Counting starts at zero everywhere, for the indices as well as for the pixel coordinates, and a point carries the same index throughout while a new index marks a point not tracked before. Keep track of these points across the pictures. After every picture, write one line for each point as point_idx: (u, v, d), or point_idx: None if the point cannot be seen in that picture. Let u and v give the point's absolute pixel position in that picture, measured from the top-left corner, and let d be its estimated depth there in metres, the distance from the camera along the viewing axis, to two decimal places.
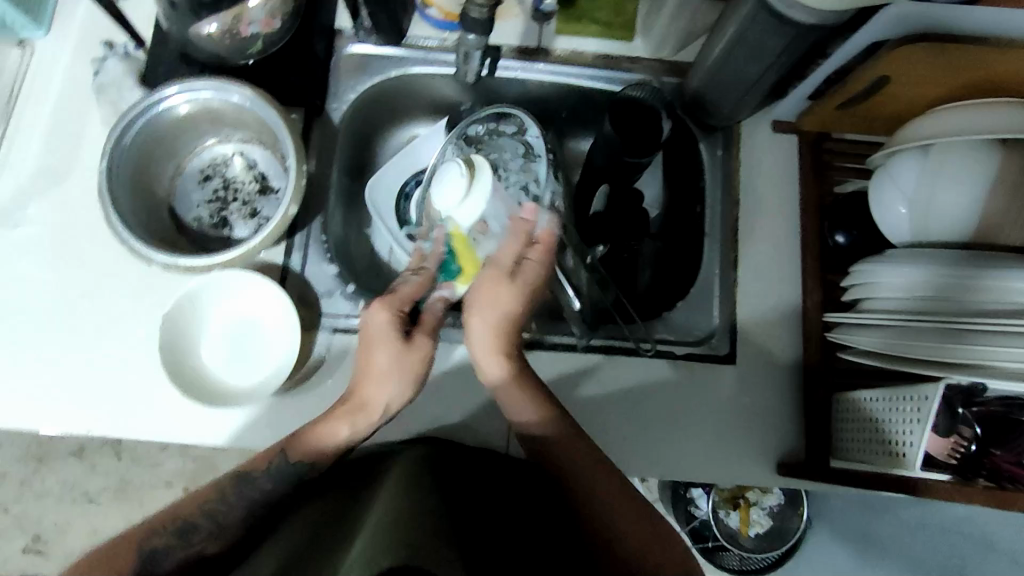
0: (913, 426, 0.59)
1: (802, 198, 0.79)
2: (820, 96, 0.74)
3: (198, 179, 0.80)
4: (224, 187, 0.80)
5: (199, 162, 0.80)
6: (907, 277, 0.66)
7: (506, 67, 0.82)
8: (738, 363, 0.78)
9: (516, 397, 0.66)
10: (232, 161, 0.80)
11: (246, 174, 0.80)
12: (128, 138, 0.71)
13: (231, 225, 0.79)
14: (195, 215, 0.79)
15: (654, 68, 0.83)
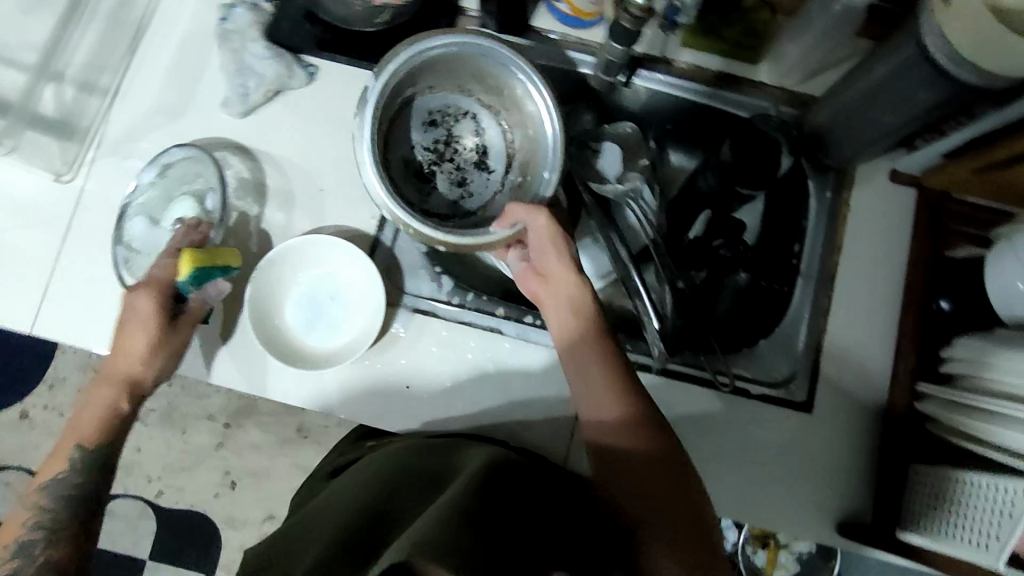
0: (1003, 519, 0.56)
1: (911, 255, 0.76)
2: (955, 155, 0.70)
3: (423, 120, 0.81)
4: (446, 140, 0.82)
5: (430, 104, 0.80)
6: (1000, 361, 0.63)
7: (647, 78, 0.80)
8: (815, 412, 0.75)
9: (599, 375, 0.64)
10: (465, 120, 0.81)
11: (471, 139, 0.82)
12: (375, 91, 0.66)
13: (434, 180, 0.81)
14: (401, 153, 0.80)
15: (776, 96, 0.80)
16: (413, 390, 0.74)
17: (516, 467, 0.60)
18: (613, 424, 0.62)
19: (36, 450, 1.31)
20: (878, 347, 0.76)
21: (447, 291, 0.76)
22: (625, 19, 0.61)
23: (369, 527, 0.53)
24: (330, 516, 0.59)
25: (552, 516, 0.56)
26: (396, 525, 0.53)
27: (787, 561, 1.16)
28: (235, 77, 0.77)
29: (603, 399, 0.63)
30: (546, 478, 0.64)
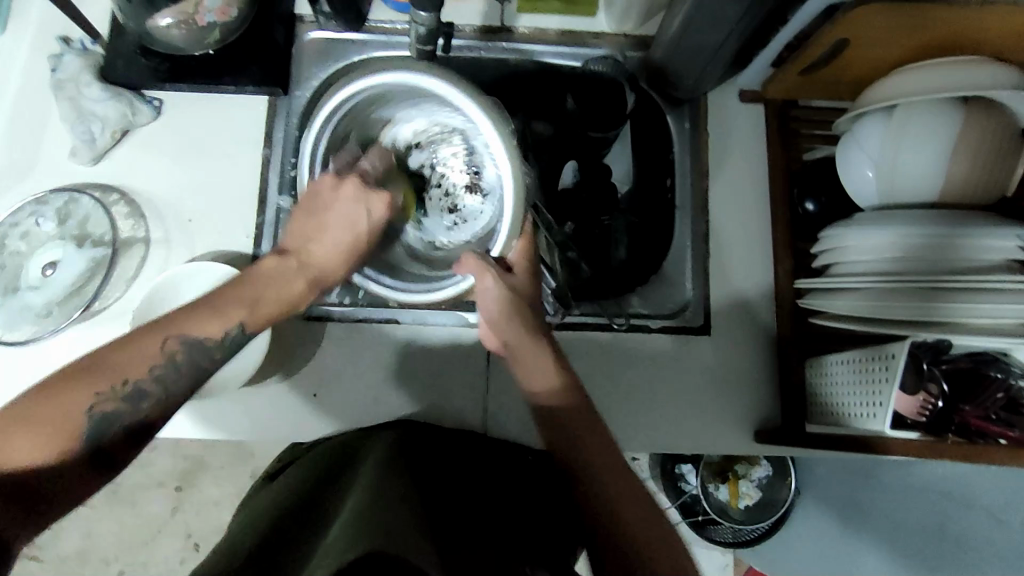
0: (882, 386, 0.59)
1: (770, 167, 0.79)
2: (783, 62, 0.73)
3: (411, 142, 0.72)
4: (432, 162, 0.74)
5: (416, 125, 0.71)
6: (873, 240, 0.66)
7: (464, 48, 0.81)
8: (715, 333, 0.78)
9: (532, 361, 0.62)
10: (452, 141, 0.72)
11: (457, 160, 0.73)
12: (330, 131, 0.63)
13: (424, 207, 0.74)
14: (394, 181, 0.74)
15: (618, 43, 0.82)
16: (321, 396, 0.74)
17: (415, 451, 0.59)
18: (559, 405, 0.61)
19: None
20: (758, 258, 0.79)
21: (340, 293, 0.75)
22: None
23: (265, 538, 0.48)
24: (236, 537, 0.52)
25: (472, 510, 0.53)
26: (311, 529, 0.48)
27: (748, 490, 1.16)
28: (76, 125, 0.74)
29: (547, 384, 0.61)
30: (450, 457, 0.62)
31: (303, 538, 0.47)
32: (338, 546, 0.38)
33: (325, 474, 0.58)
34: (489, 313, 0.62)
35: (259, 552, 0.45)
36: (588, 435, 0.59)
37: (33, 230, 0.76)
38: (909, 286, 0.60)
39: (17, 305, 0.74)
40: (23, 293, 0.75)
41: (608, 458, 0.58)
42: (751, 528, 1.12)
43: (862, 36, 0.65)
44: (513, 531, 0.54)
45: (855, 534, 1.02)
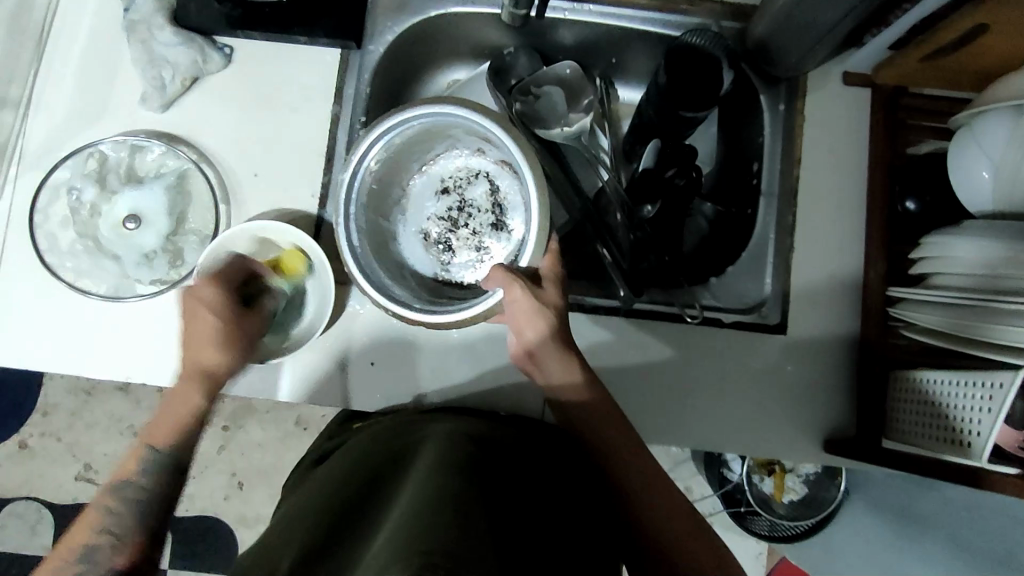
0: (982, 416, 0.55)
1: (871, 159, 0.73)
2: (903, 45, 0.66)
3: (434, 190, 0.73)
4: (459, 206, 0.73)
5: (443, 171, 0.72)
6: (982, 254, 0.60)
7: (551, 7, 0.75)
8: (789, 333, 0.74)
9: (557, 361, 0.63)
10: (478, 182, 0.72)
11: (486, 201, 0.72)
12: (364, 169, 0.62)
13: (451, 253, 0.72)
14: (421, 228, 0.73)
15: (716, 12, 0.76)
16: (379, 365, 0.73)
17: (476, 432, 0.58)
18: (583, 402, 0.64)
19: (43, 478, 1.21)
20: (845, 256, 0.74)
21: None
22: None
23: (327, 535, 0.47)
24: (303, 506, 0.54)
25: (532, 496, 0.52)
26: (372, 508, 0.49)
27: (794, 485, 1.15)
28: (147, 70, 0.73)
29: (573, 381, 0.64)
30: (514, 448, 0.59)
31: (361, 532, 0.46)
32: (386, 556, 0.37)
33: (385, 458, 0.57)
34: (519, 327, 0.62)
35: (317, 553, 0.45)
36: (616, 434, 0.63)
37: (101, 208, 0.75)
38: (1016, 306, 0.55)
39: (122, 278, 0.74)
40: (123, 262, 0.74)
41: (641, 457, 0.63)
42: (790, 524, 1.11)
43: (1004, 22, 0.57)
44: (571, 535, 0.52)
45: (903, 547, 0.99)
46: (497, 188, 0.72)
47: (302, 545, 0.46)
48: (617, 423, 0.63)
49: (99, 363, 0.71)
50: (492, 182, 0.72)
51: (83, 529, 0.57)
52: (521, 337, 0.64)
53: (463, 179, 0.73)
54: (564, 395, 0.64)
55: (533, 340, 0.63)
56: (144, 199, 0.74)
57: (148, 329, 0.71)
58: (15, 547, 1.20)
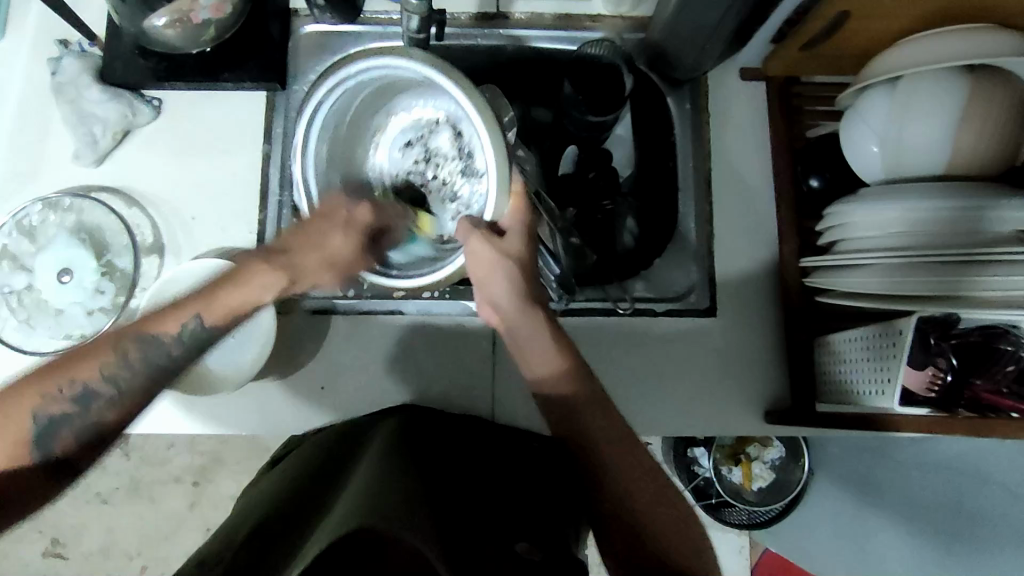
0: (890, 361, 0.59)
1: (772, 144, 0.79)
2: (784, 38, 0.73)
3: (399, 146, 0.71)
4: (426, 157, 0.70)
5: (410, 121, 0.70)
6: (871, 215, 0.65)
7: (459, 35, 0.80)
8: (721, 314, 0.77)
9: (539, 332, 0.58)
10: (440, 129, 0.69)
11: (451, 145, 0.69)
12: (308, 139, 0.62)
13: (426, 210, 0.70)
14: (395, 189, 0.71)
15: (616, 25, 0.81)
16: (331, 388, 0.75)
17: (418, 433, 0.60)
18: (568, 394, 0.59)
19: (7, 558, 1.16)
20: (764, 235, 0.79)
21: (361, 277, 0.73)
22: None
23: (270, 513, 0.49)
24: (242, 513, 0.54)
25: (471, 491, 0.54)
26: (318, 502, 0.50)
27: (761, 472, 1.16)
28: (77, 127, 0.75)
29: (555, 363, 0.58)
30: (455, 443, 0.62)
31: (309, 516, 0.48)
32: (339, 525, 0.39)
33: (332, 454, 0.59)
34: (485, 291, 0.57)
35: (264, 529, 0.47)
36: (605, 431, 0.58)
37: (33, 287, 0.75)
38: (904, 260, 0.60)
39: (82, 319, 0.75)
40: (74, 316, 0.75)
41: (630, 456, 0.58)
42: (762, 509, 1.14)
43: (863, 7, 0.64)
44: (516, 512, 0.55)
45: (867, 515, 1.01)
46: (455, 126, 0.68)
47: (252, 527, 0.48)
48: (608, 412, 0.59)
49: None
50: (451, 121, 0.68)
51: (82, 362, 0.53)
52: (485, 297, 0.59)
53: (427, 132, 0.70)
54: (550, 378, 0.59)
55: (504, 298, 0.57)
56: (74, 252, 0.75)
57: None
58: None
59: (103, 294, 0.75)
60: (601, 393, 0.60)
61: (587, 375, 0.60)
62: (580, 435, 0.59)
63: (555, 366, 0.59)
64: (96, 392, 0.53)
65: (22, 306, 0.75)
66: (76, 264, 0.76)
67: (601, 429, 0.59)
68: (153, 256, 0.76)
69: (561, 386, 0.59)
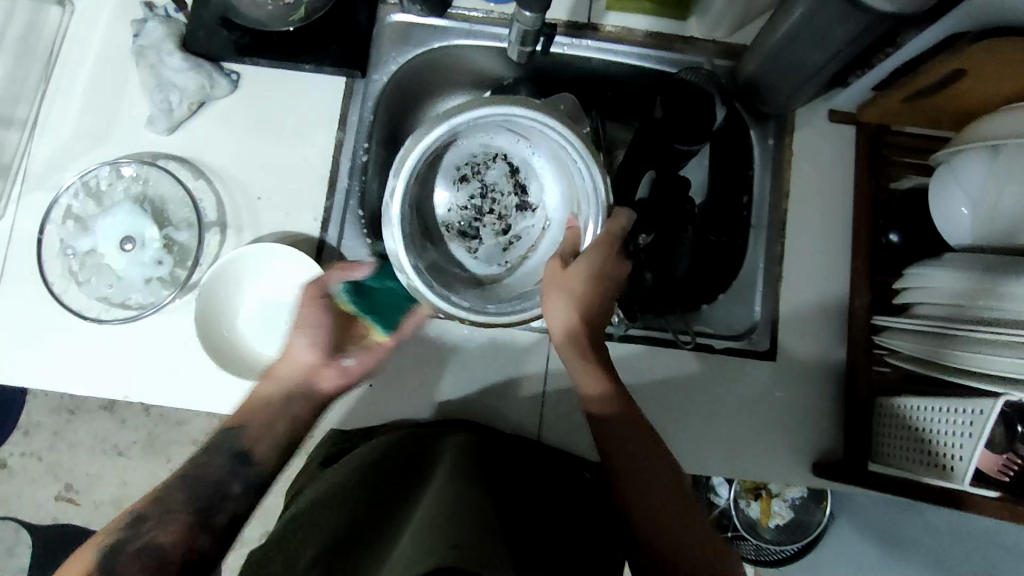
0: (964, 440, 0.58)
1: (854, 192, 0.77)
2: (886, 87, 0.70)
3: (455, 177, 0.76)
4: (482, 193, 0.77)
5: (457, 159, 0.75)
6: (950, 285, 0.64)
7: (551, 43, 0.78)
8: (779, 359, 0.76)
9: (589, 373, 0.61)
10: (495, 165, 0.76)
11: (508, 184, 0.76)
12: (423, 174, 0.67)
13: (480, 235, 0.76)
14: (446, 219, 0.76)
15: (708, 50, 0.79)
16: (378, 387, 0.74)
17: (488, 454, 0.60)
18: (608, 414, 0.61)
19: (21, 498, 1.15)
20: (832, 283, 0.77)
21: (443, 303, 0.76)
22: None
23: (337, 531, 0.49)
24: (301, 526, 0.53)
25: (540, 521, 0.54)
26: (383, 526, 0.49)
27: (780, 510, 1.15)
28: (155, 94, 0.74)
29: (596, 387, 0.61)
30: (520, 465, 0.62)
31: (375, 537, 0.48)
32: (418, 552, 0.39)
33: (398, 462, 0.60)
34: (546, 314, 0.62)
35: (330, 544, 0.47)
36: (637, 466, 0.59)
37: (95, 250, 0.75)
38: (978, 335, 0.58)
39: (141, 287, 0.74)
40: (131, 284, 0.74)
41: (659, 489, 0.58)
42: (775, 548, 1.13)
43: (979, 69, 0.61)
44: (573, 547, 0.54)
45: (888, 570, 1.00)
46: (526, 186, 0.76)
47: (318, 545, 0.48)
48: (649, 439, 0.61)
49: (106, 386, 0.71)
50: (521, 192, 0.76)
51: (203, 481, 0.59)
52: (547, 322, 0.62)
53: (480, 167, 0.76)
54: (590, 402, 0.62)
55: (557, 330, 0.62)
56: (140, 220, 0.75)
57: (150, 350, 0.72)
58: None
59: (162, 266, 0.75)
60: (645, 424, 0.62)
61: (622, 387, 0.63)
62: (619, 464, 0.60)
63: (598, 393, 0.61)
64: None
65: (81, 266, 0.74)
66: (139, 231, 0.75)
67: (635, 447, 0.60)
68: (215, 232, 0.75)
69: (597, 399, 0.61)
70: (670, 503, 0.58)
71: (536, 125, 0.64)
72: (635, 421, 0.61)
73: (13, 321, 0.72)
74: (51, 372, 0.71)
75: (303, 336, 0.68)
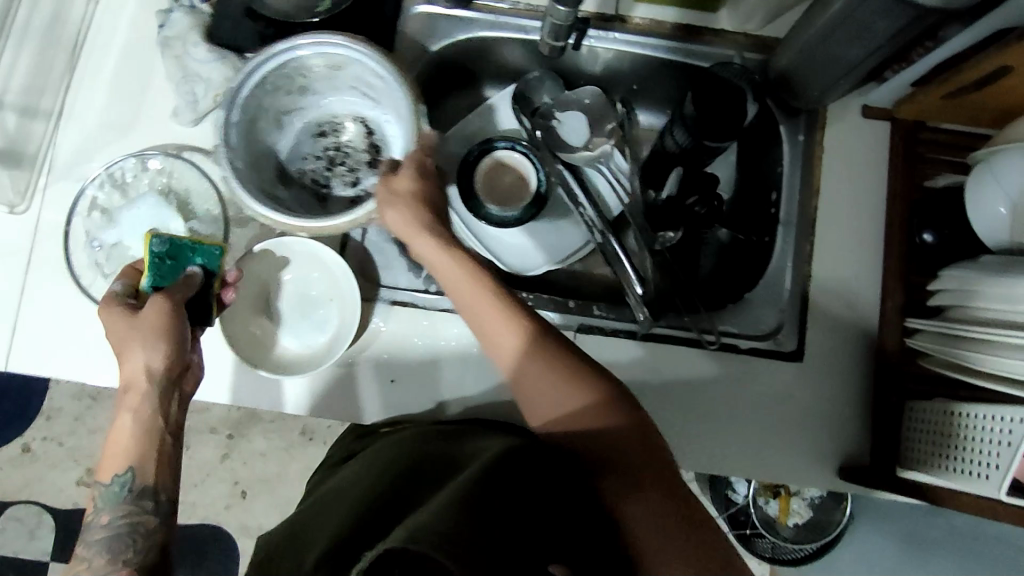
0: (1000, 449, 0.56)
1: (887, 191, 0.75)
2: (923, 83, 0.68)
3: (313, 132, 0.77)
4: (335, 147, 0.78)
5: (318, 115, 0.77)
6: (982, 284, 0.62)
7: None
8: (806, 360, 0.75)
9: (540, 383, 0.56)
10: (344, 126, 0.78)
11: (361, 140, 0.78)
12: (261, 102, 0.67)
13: (330, 187, 0.77)
14: (300, 166, 0.77)
15: (738, 43, 0.77)
16: (400, 383, 0.73)
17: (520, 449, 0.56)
18: (587, 427, 0.54)
19: (44, 483, 1.17)
20: (863, 283, 0.75)
21: None
22: None
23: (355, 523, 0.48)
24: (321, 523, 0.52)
25: None
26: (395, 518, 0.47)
27: (799, 508, 1.14)
28: (181, 85, 0.74)
29: (567, 403, 0.54)
30: None
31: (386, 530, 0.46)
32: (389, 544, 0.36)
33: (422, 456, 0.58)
34: (492, 339, 0.58)
35: (328, 550, 0.46)
36: (615, 475, 0.51)
37: (120, 242, 0.73)
38: (1020, 342, 0.56)
39: None
40: None
41: (649, 496, 0.50)
42: (793, 547, 1.12)
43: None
44: None
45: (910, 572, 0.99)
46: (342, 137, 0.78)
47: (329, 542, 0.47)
48: (631, 436, 0.53)
49: None
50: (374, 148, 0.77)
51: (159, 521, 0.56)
52: (493, 347, 0.59)
53: (334, 128, 0.78)
54: (552, 412, 0.55)
55: (501, 340, 0.58)
56: (166, 212, 0.74)
57: None
58: (14, 553, 1.16)
59: None
60: (644, 421, 0.54)
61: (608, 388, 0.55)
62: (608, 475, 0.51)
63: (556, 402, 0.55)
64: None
65: (106, 258, 0.73)
66: (166, 223, 0.74)
67: (627, 455, 0.52)
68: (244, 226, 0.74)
69: (563, 407, 0.55)
70: (666, 510, 0.49)
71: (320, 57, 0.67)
72: (627, 427, 0.53)
73: (42, 313, 0.72)
74: (82, 364, 0.71)
75: (138, 350, 0.55)
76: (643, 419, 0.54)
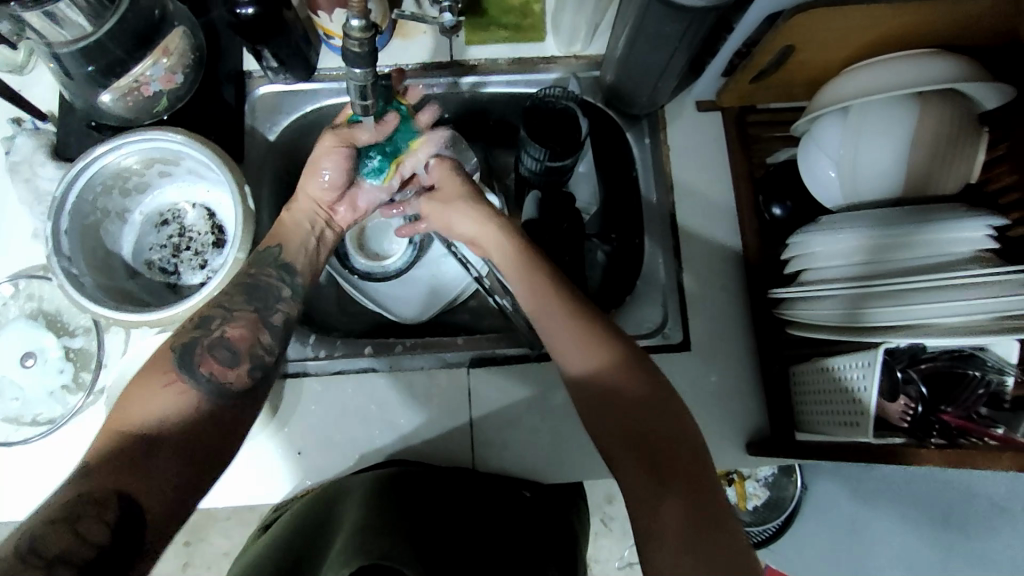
0: (861, 393, 0.59)
1: (733, 171, 0.79)
2: (734, 71, 0.73)
3: (154, 223, 0.80)
4: (180, 233, 0.80)
5: (157, 207, 0.80)
6: (848, 246, 0.64)
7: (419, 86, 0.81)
8: (695, 347, 0.77)
9: (578, 340, 0.60)
10: (184, 214, 0.80)
11: (204, 224, 0.80)
12: (87, 201, 0.71)
13: (178, 272, 0.79)
14: (146, 258, 0.79)
15: (571, 66, 0.82)
16: (306, 453, 0.73)
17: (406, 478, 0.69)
18: (604, 361, 0.59)
19: None
20: (732, 264, 0.79)
21: (355, 358, 0.75)
22: (348, 45, 0.51)
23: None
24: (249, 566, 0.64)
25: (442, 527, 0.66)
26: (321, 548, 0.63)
27: (755, 490, 1.13)
28: (35, 206, 0.75)
29: (596, 356, 0.59)
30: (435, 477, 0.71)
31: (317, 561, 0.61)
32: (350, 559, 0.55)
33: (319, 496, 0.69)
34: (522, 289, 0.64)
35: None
36: (636, 458, 0.55)
37: None
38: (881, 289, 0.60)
39: (46, 400, 0.72)
40: (36, 399, 0.72)
41: (655, 497, 0.52)
42: (757, 530, 1.09)
43: (804, 41, 0.65)
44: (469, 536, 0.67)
45: (865, 530, 1.01)
46: (184, 221, 0.80)
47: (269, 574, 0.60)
48: (667, 408, 0.57)
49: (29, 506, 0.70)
50: (219, 228, 0.80)
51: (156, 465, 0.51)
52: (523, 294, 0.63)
53: (175, 216, 0.80)
54: (586, 371, 0.59)
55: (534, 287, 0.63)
56: (37, 333, 0.74)
57: (68, 461, 0.70)
58: None
59: (63, 373, 0.73)
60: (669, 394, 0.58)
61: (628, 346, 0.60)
62: (653, 445, 0.55)
63: (595, 360, 0.59)
64: (47, 548, 0.45)
65: None
66: (37, 343, 0.73)
67: (666, 422, 0.56)
68: (116, 330, 0.74)
69: (597, 372, 0.59)
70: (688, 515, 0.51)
71: (145, 149, 0.71)
72: (654, 393, 0.57)
73: None
74: None
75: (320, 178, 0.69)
76: (657, 381, 0.58)
